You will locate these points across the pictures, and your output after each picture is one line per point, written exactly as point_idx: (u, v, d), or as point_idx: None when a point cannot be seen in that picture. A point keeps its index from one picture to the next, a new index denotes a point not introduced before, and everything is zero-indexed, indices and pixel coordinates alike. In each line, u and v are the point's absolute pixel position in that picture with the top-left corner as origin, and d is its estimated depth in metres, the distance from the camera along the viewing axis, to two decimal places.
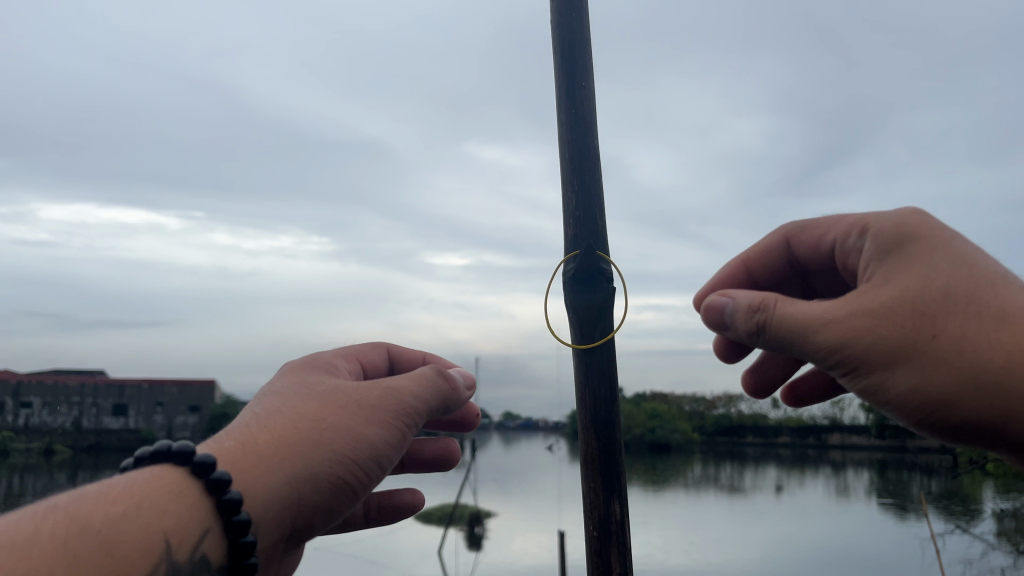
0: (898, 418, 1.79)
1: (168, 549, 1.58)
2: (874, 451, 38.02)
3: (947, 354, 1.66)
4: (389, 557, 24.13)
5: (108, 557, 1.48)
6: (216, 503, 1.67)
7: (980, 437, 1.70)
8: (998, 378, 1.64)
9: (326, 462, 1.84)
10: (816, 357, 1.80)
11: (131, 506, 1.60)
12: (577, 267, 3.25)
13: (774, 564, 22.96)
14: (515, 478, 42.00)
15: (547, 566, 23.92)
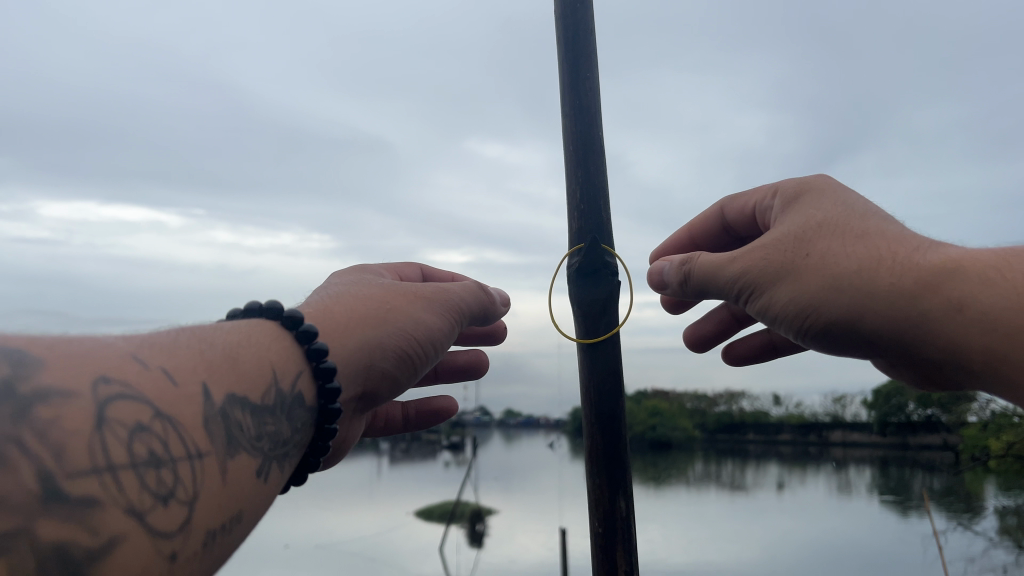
0: (793, 335, 2.02)
1: (275, 379, 1.65)
2: (874, 447, 37.91)
3: (811, 263, 1.92)
4: (390, 555, 24.10)
5: (231, 370, 1.54)
6: (309, 354, 1.74)
7: (852, 339, 1.89)
8: (851, 278, 1.85)
9: (393, 336, 1.95)
10: (723, 290, 2.13)
11: (240, 338, 1.66)
12: (582, 262, 2.97)
13: (775, 562, 22.90)
14: (517, 476, 41.95)
15: (549, 565, 23.89)
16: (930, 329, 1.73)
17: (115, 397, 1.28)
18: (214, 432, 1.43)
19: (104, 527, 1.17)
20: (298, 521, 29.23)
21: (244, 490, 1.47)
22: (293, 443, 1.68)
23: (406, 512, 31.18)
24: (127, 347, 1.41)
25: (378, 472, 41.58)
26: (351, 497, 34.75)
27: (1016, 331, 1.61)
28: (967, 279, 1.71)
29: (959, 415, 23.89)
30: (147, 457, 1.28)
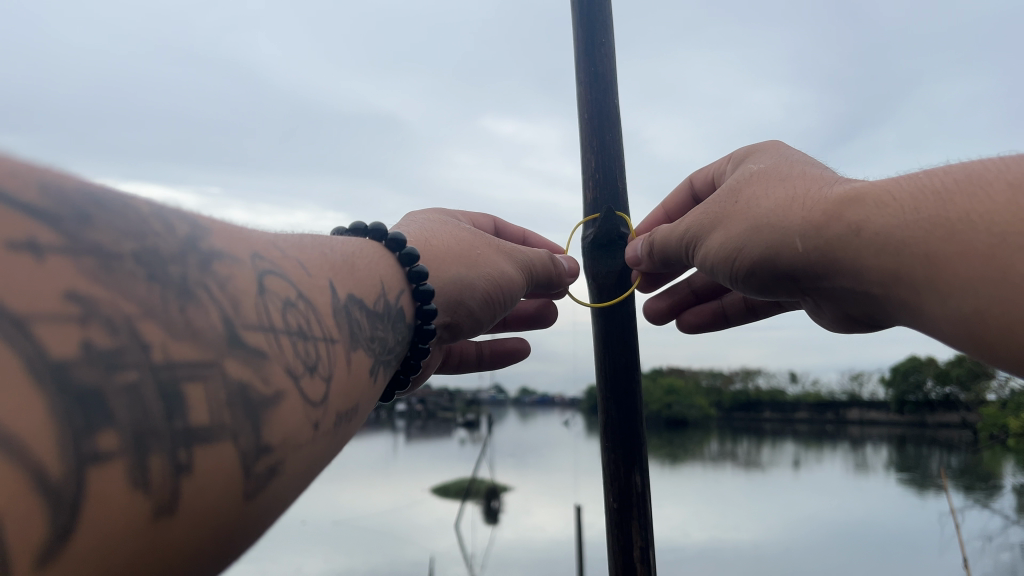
0: (734, 284, 1.97)
1: (383, 291, 1.46)
2: (892, 426, 37.71)
3: (738, 209, 1.87)
4: (408, 529, 24.49)
5: (351, 273, 1.39)
6: (409, 277, 1.61)
7: (779, 279, 1.81)
8: (769, 221, 1.77)
9: (482, 275, 1.85)
10: (676, 249, 2.14)
11: (352, 248, 1.50)
12: (598, 229, 2.86)
13: (791, 539, 22.99)
14: (533, 453, 42.15)
15: (566, 541, 24.11)
16: (834, 258, 1.59)
17: (272, 275, 1.14)
18: (340, 323, 1.24)
19: (272, 378, 1.02)
20: (316, 497, 29.56)
21: (361, 382, 1.27)
22: (391, 353, 1.44)
23: (423, 488, 31.48)
24: (274, 235, 1.25)
25: (395, 448, 41.92)
26: (367, 474, 35.10)
27: (901, 247, 1.43)
28: (866, 202, 1.53)
29: (977, 393, 23.68)
30: (298, 328, 1.12)
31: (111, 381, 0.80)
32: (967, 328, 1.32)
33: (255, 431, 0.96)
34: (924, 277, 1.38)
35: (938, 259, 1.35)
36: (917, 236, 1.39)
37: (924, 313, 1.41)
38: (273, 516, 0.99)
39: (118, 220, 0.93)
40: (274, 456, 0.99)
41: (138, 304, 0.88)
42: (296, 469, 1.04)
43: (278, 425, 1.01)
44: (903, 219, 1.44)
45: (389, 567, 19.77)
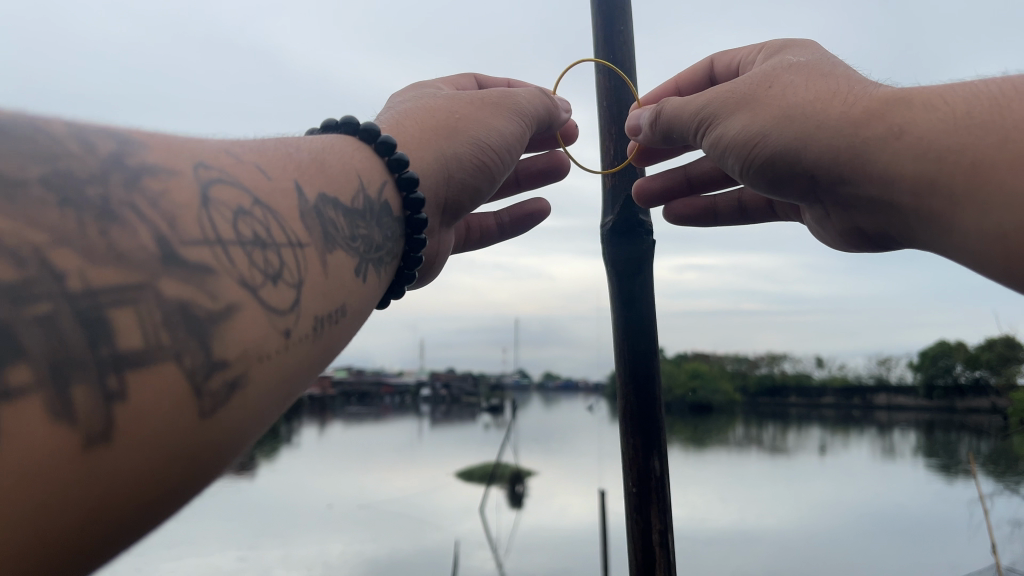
0: (743, 174, 1.95)
1: (362, 184, 1.27)
2: (920, 411, 37.29)
3: (769, 97, 1.83)
4: (432, 514, 24.63)
5: (322, 171, 1.20)
6: (386, 162, 1.32)
7: (794, 170, 1.79)
8: (801, 111, 1.74)
9: (463, 141, 1.48)
10: (689, 132, 2.11)
11: (325, 144, 1.28)
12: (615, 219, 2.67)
13: (815, 524, 22.85)
14: (557, 438, 42.17)
15: (589, 526, 24.13)
16: (862, 157, 1.57)
17: (213, 180, 1.01)
18: (308, 224, 1.09)
19: (222, 291, 0.91)
20: (341, 481, 29.83)
21: (346, 281, 1.14)
22: (387, 252, 1.27)
23: (446, 473, 31.66)
24: (225, 141, 1.11)
25: (419, 432, 42.12)
26: (391, 458, 35.30)
27: (937, 153, 1.42)
28: (913, 104, 1.51)
29: (1007, 377, 23.24)
30: (254, 236, 0.99)
31: (17, 315, 0.72)
32: (987, 241, 1.34)
33: (202, 343, 0.86)
34: (960, 181, 1.37)
35: (976, 166, 1.34)
36: (960, 140, 1.38)
37: (943, 223, 1.42)
38: (240, 437, 0.92)
39: (17, 143, 0.83)
40: (233, 370, 0.89)
41: (49, 229, 0.79)
42: (268, 381, 0.95)
43: (234, 339, 0.91)
44: (942, 128, 1.42)
45: (415, 549, 19.93)
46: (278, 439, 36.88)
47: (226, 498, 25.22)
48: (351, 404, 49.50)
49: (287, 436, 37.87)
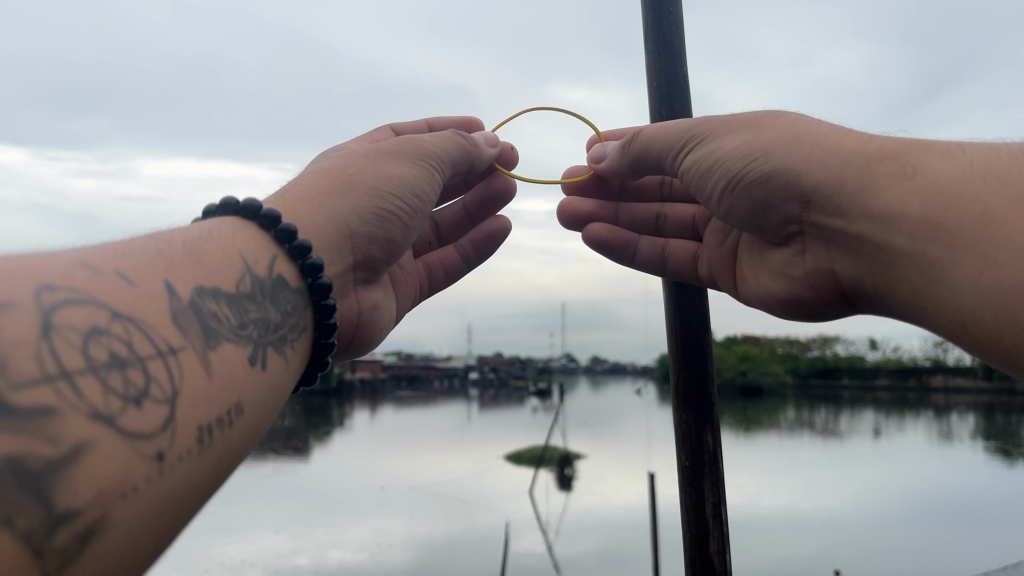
0: (718, 201, 1.63)
1: (248, 264, 1.45)
2: (980, 394, 36.36)
3: (781, 119, 1.54)
4: (483, 495, 24.98)
5: (197, 264, 1.40)
6: (281, 241, 1.50)
7: (791, 194, 1.49)
8: (818, 138, 1.46)
9: (367, 197, 1.56)
10: (666, 154, 1.78)
11: (207, 230, 1.46)
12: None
13: (867, 509, 22.61)
14: (606, 421, 42.21)
15: (638, 507, 24.24)
16: (870, 191, 1.33)
17: (63, 305, 1.21)
18: (183, 325, 1.33)
19: (63, 433, 1.08)
20: (393, 463, 30.42)
21: (231, 375, 1.37)
22: (291, 327, 1.49)
23: (496, 455, 32.01)
24: (78, 250, 1.32)
25: (469, 416, 42.60)
26: (441, 441, 35.77)
27: (959, 200, 1.20)
28: (935, 151, 1.30)
29: None
30: (105, 364, 1.19)
31: None
32: (993, 305, 1.12)
33: (44, 504, 1.02)
34: (971, 236, 1.17)
35: (995, 220, 1.14)
36: (994, 192, 1.16)
37: (942, 278, 1.20)
38: (115, 554, 1.10)
39: None
40: (87, 519, 1.06)
41: None
42: (136, 510, 1.14)
43: (81, 486, 1.07)
44: (967, 179, 1.21)
45: (464, 532, 20.12)
46: (331, 422, 37.70)
47: (282, 479, 25.95)
48: (402, 387, 50.28)
49: (341, 420, 38.68)
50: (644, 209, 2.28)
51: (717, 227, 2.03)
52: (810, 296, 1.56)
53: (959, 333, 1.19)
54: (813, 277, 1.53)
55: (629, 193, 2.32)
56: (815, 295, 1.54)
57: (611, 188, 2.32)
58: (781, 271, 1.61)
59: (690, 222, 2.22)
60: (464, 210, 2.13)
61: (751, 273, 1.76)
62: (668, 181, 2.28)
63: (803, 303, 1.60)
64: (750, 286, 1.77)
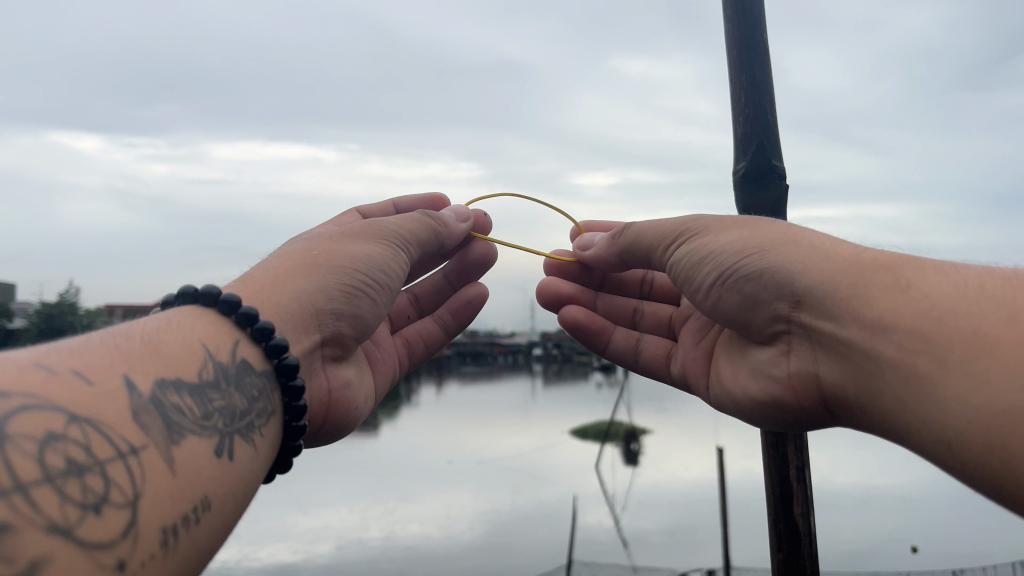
0: (702, 295, 1.56)
1: (209, 352, 1.46)
2: None
3: (775, 219, 1.51)
4: (548, 470, 25.03)
5: (156, 357, 1.39)
6: (240, 322, 1.51)
7: (780, 292, 1.43)
8: (809, 243, 1.42)
9: (330, 274, 1.63)
10: (654, 243, 1.71)
11: (166, 321, 1.47)
12: (749, 163, 2.21)
13: (947, 483, 21.91)
14: (672, 396, 41.81)
15: (706, 482, 23.96)
16: (862, 298, 1.29)
17: (16, 409, 1.14)
18: (145, 423, 1.29)
19: (20, 549, 1.00)
20: (459, 438, 30.72)
21: (196, 470, 1.33)
22: (257, 414, 1.48)
23: (560, 431, 32.03)
24: (32, 353, 1.27)
25: (533, 391, 42.70)
26: (506, 417, 35.95)
27: (955, 316, 1.17)
28: (924, 267, 1.28)
29: None
30: (67, 468, 1.13)
31: None
32: (979, 425, 1.09)
33: None
34: (962, 353, 1.13)
35: (990, 338, 1.12)
36: (993, 307, 1.14)
37: (931, 393, 1.16)
38: None
39: None
40: None
41: None
42: None
43: None
44: (960, 295, 1.19)
45: (531, 506, 20.11)
46: (398, 399, 38.21)
47: (350, 455, 26.44)
48: (467, 364, 50.65)
49: (407, 396, 39.17)
50: (621, 301, 2.18)
51: (695, 324, 1.88)
52: (791, 402, 1.47)
53: (947, 453, 1.15)
54: (797, 379, 1.44)
55: (610, 284, 2.24)
56: (795, 401, 1.46)
57: (592, 276, 2.24)
58: (762, 372, 1.51)
59: (667, 321, 2.10)
60: (444, 281, 2.14)
61: (726, 370, 1.65)
62: (650, 277, 2.20)
63: (782, 408, 1.50)
64: (722, 382, 1.66)
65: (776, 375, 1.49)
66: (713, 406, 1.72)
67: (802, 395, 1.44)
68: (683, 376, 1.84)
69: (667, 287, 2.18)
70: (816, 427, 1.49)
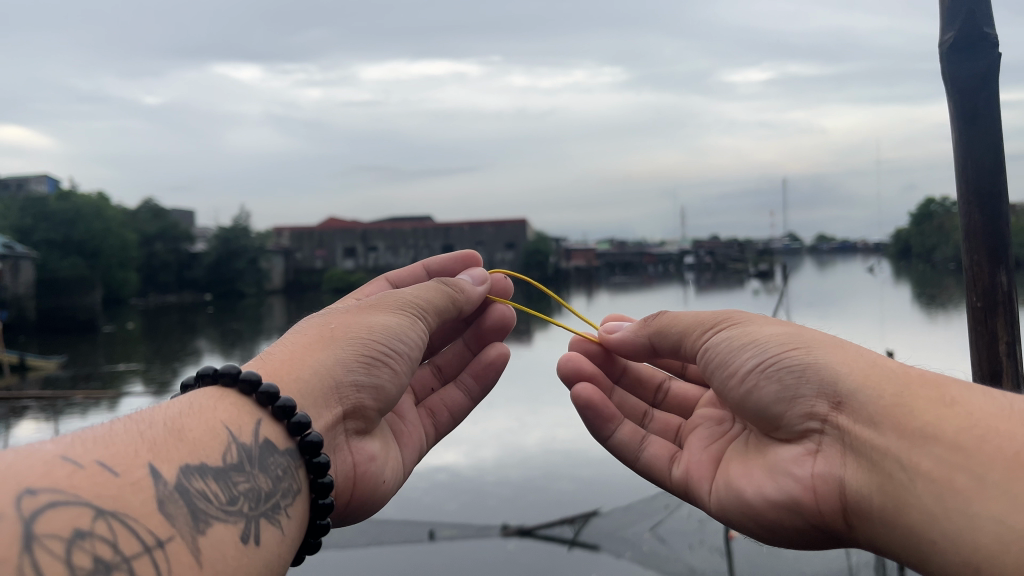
0: (746, 375, 1.65)
1: (232, 436, 1.43)
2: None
3: (822, 331, 1.63)
4: None
5: (180, 442, 1.34)
6: (265, 404, 1.51)
7: (822, 391, 1.49)
8: (856, 348, 1.54)
9: (347, 347, 1.72)
10: (690, 328, 1.88)
11: (188, 406, 1.44)
12: (957, 31, 2.12)
13: None
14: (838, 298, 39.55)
15: None
16: (906, 408, 1.35)
17: (45, 507, 1.07)
18: (171, 513, 1.20)
19: None
20: None
21: (223, 556, 1.24)
22: (280, 495, 1.44)
23: None
24: (55, 447, 1.21)
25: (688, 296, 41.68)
26: None
27: (994, 437, 1.24)
28: (972, 389, 1.35)
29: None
30: (90, 567, 1.05)
31: None
32: (1003, 537, 1.15)
33: None
34: (1002, 474, 1.19)
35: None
36: None
37: (966, 506, 1.20)
38: None
39: None
40: None
41: None
42: None
43: None
44: (1003, 414, 1.27)
45: None
46: None
47: None
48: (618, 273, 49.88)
49: None
50: (634, 401, 2.17)
51: (703, 434, 1.96)
52: (809, 506, 1.47)
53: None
54: (820, 480, 1.45)
55: (627, 382, 2.25)
56: (814, 504, 1.46)
57: (612, 371, 2.25)
58: (783, 471, 1.54)
59: (674, 429, 2.09)
60: (464, 348, 2.30)
61: (738, 472, 1.70)
62: (667, 386, 2.21)
63: (800, 512, 1.49)
64: (734, 483, 1.69)
65: (797, 475, 1.50)
66: (719, 508, 1.74)
67: (822, 500, 1.44)
68: (684, 480, 1.89)
69: (681, 403, 2.18)
70: (829, 542, 1.49)
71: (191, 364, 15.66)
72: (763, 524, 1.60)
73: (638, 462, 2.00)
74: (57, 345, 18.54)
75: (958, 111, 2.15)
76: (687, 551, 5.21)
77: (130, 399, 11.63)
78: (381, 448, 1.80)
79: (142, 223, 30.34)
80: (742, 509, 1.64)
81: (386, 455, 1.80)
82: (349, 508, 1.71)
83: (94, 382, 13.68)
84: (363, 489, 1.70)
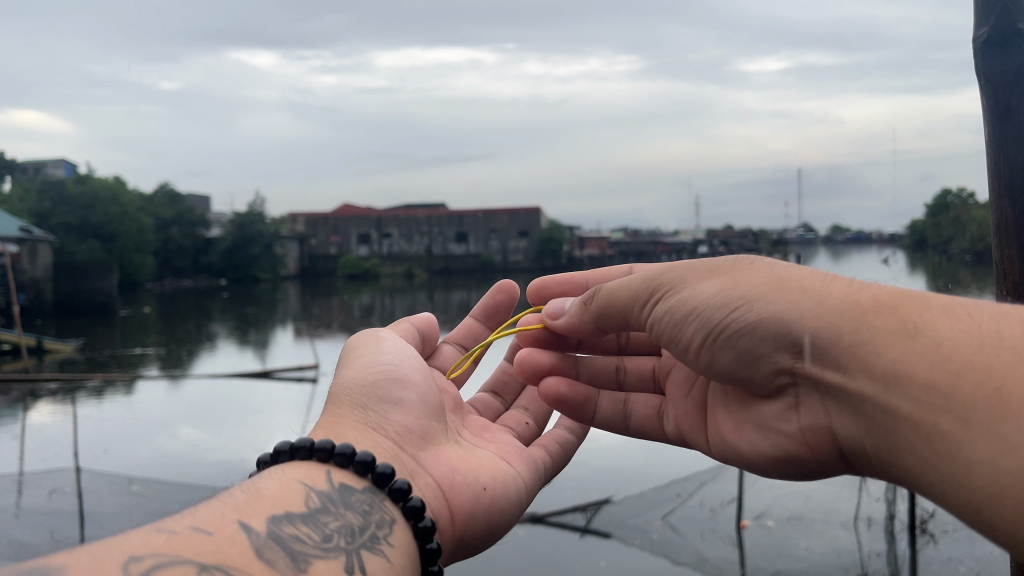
0: (707, 354, 1.73)
1: (308, 485, 1.55)
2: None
3: (759, 268, 1.64)
4: None
5: (263, 501, 1.46)
6: (320, 458, 1.61)
7: (780, 347, 1.58)
8: (790, 288, 1.55)
9: (360, 395, 1.86)
10: (628, 305, 1.88)
11: (262, 476, 1.57)
12: (991, 27, 1.99)
13: None
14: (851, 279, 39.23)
15: None
16: (868, 350, 1.39)
17: (153, 569, 1.20)
18: (270, 559, 1.32)
19: None
20: None
21: None
22: (373, 524, 1.53)
23: None
24: (158, 522, 1.35)
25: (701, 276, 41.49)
26: None
27: (970, 370, 1.25)
28: (929, 310, 1.37)
29: None
30: None
31: None
32: (996, 482, 1.19)
33: None
34: (984, 407, 1.22)
35: (1009, 397, 1.20)
36: (1001, 362, 1.23)
37: (954, 450, 1.25)
38: None
39: None
40: None
41: None
42: None
43: None
44: (971, 341, 1.28)
45: None
46: None
47: None
48: None
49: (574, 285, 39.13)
50: (601, 361, 2.24)
51: (679, 379, 2.07)
52: (806, 456, 1.65)
53: (977, 517, 1.24)
54: (810, 434, 1.62)
55: (588, 343, 2.30)
56: (809, 454, 1.64)
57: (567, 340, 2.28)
58: (772, 428, 1.72)
59: (651, 376, 2.20)
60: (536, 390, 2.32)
61: (728, 428, 1.87)
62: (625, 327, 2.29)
63: (798, 460, 1.68)
64: (728, 439, 1.87)
65: (788, 430, 1.67)
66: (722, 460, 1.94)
67: (815, 448, 1.62)
68: (678, 433, 2.05)
69: (644, 339, 2.28)
70: (832, 473, 1.67)
71: (208, 348, 15.85)
72: (767, 473, 1.81)
73: (629, 427, 2.14)
74: (74, 328, 18.81)
75: (992, 108, 2.02)
76: (701, 542, 5.29)
77: (148, 384, 11.79)
78: (458, 459, 1.87)
79: (160, 208, 30.38)
80: (743, 462, 1.84)
81: (469, 465, 1.86)
82: (463, 529, 1.75)
83: (111, 366, 13.92)
84: (458, 501, 1.76)
